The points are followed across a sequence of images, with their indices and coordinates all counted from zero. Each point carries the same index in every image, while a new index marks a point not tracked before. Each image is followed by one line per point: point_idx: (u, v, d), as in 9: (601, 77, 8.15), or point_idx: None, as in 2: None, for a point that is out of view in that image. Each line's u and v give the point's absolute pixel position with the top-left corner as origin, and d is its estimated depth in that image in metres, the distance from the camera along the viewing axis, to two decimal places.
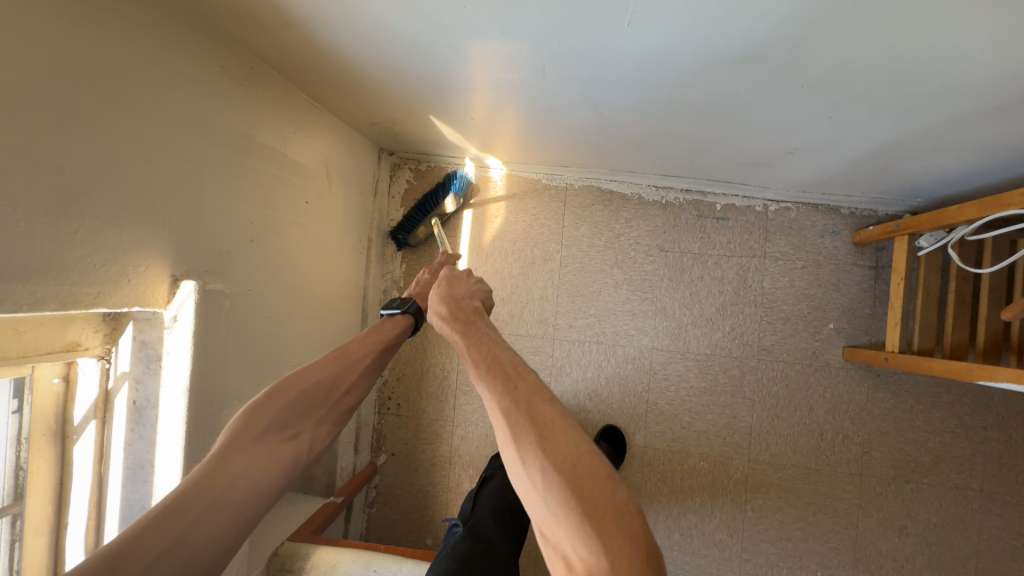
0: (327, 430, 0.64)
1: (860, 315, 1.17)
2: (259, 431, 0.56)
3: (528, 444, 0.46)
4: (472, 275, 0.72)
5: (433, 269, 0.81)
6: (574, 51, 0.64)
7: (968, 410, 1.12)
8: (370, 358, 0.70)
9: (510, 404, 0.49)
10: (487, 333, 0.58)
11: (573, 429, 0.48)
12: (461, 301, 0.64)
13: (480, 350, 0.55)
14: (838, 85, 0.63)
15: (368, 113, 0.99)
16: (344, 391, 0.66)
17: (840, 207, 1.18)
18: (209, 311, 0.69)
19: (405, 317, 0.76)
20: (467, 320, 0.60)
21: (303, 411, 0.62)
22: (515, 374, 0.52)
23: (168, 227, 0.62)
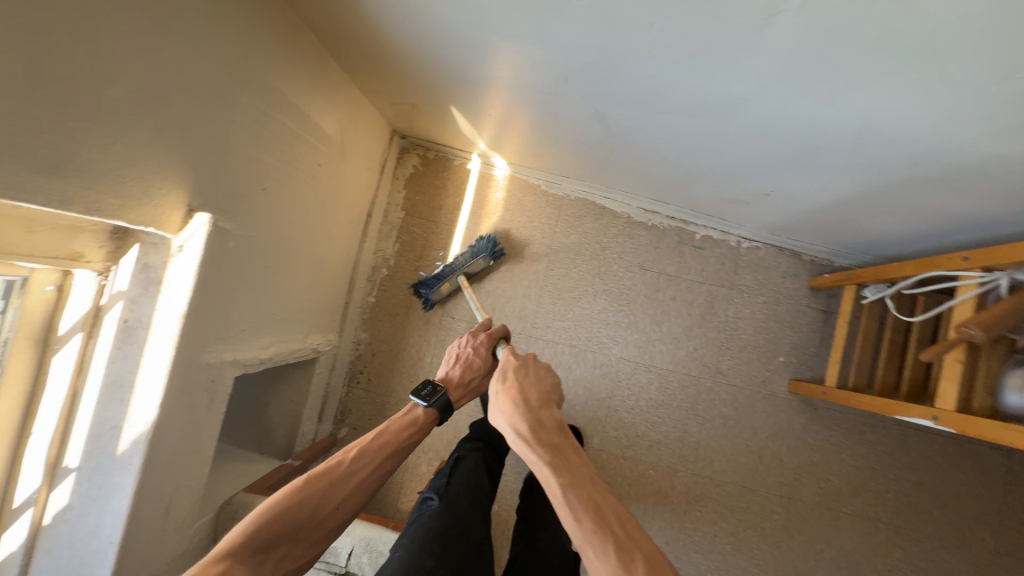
0: (300, 553, 0.65)
1: (807, 353, 1.29)
2: (246, 548, 0.59)
3: (619, 573, 0.51)
4: (539, 368, 0.77)
5: (473, 344, 0.91)
6: (595, 67, 0.72)
7: (887, 451, 1.25)
8: (371, 466, 0.72)
9: (624, 570, 0.51)
10: (579, 466, 0.62)
11: (658, 559, 0.53)
12: (540, 418, 0.68)
13: (580, 490, 0.58)
14: (812, 138, 0.74)
15: (392, 93, 1.04)
16: (333, 505, 0.67)
17: (803, 253, 1.31)
18: (215, 247, 0.71)
19: (423, 413, 0.81)
20: (554, 445, 0.64)
21: (285, 535, 0.63)
22: (617, 524, 0.55)
23: (193, 158, 0.65)
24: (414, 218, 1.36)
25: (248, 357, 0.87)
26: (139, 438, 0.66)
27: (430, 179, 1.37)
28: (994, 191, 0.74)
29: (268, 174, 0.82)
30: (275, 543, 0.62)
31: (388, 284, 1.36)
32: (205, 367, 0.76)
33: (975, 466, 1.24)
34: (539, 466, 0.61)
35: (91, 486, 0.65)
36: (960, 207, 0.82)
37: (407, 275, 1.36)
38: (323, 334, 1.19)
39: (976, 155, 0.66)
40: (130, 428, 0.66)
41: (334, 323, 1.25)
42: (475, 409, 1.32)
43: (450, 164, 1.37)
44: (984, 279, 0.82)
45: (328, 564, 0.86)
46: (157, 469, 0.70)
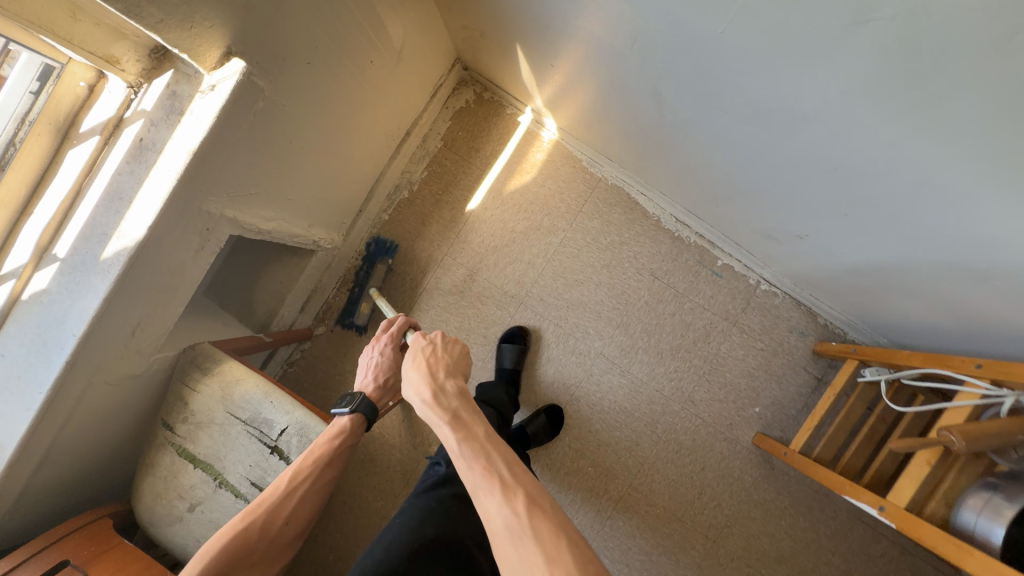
0: (268, 560, 0.79)
1: (784, 413, 1.25)
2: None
3: (501, 504, 0.59)
4: (449, 345, 0.85)
5: (380, 347, 1.00)
6: (665, 41, 0.68)
7: (828, 533, 1.22)
8: (311, 480, 0.84)
9: (507, 504, 0.59)
10: (474, 425, 0.69)
11: (541, 493, 0.61)
12: (443, 386, 0.76)
13: (472, 444, 0.66)
14: (862, 185, 0.69)
15: (466, 14, 1.01)
16: (281, 521, 0.80)
17: (818, 315, 1.25)
18: (243, 98, 0.71)
19: (344, 421, 0.90)
20: (453, 407, 0.72)
21: (240, 559, 0.75)
22: (501, 460, 0.64)
23: (244, 2, 0.65)
24: (449, 152, 1.35)
25: (247, 221, 0.90)
26: (122, 251, 0.69)
27: (477, 119, 1.35)
28: None
29: (315, 50, 0.81)
30: (232, 572, 0.74)
31: (405, 208, 1.37)
32: (202, 211, 0.79)
33: None
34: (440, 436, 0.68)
35: (70, 280, 0.69)
36: (994, 312, 0.76)
37: (424, 205, 1.36)
38: (328, 231, 1.22)
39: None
40: (118, 240, 0.69)
41: (341, 225, 1.27)
42: None
43: (501, 111, 1.34)
44: (988, 391, 0.77)
45: (260, 433, 0.90)
46: (133, 289, 0.74)
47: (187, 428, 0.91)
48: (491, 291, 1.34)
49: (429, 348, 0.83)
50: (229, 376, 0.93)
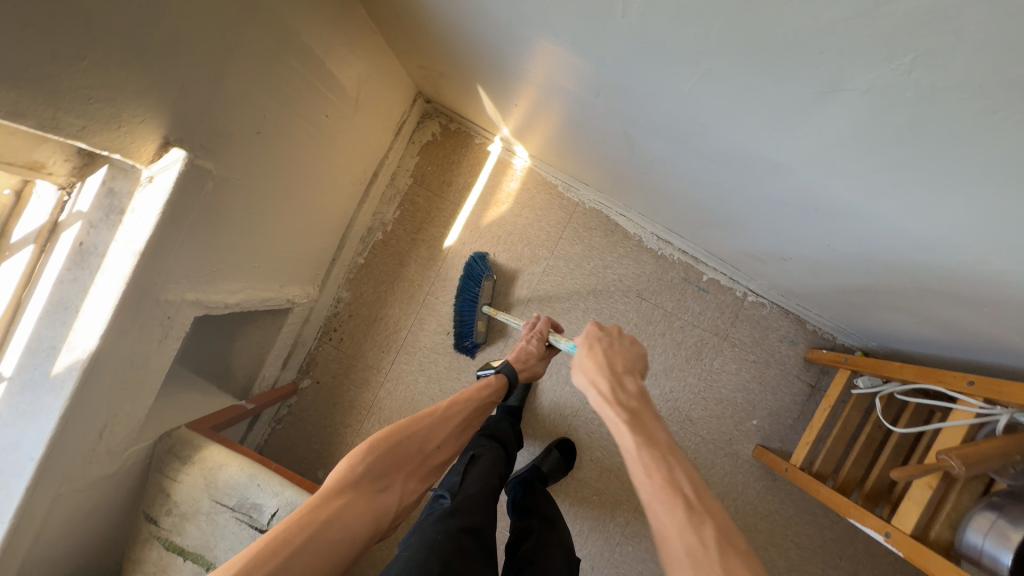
0: (413, 485, 0.72)
1: (782, 423, 1.25)
2: (361, 477, 0.66)
3: (687, 530, 0.52)
4: (624, 341, 0.84)
5: (528, 333, 0.99)
6: (631, 91, 0.64)
7: (834, 537, 1.23)
8: (461, 416, 0.82)
9: (693, 532, 0.51)
10: (646, 407, 0.69)
11: (730, 527, 0.53)
12: (625, 370, 0.76)
13: (641, 423, 0.65)
14: (842, 223, 0.67)
15: (422, 55, 0.97)
16: (433, 445, 0.76)
17: (807, 322, 1.25)
18: (189, 186, 0.66)
19: (495, 377, 0.91)
20: (618, 384, 0.73)
21: (397, 465, 0.70)
22: (667, 439, 0.62)
23: (177, 90, 0.60)
24: (421, 188, 1.31)
25: (212, 300, 0.85)
26: (74, 364, 0.64)
27: (446, 152, 1.31)
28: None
29: (264, 118, 0.77)
30: (389, 473, 0.69)
31: (381, 249, 1.32)
32: (161, 304, 0.74)
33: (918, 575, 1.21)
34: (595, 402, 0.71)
35: (20, 400, 0.64)
36: (981, 330, 0.76)
37: (400, 245, 1.32)
38: (302, 286, 1.17)
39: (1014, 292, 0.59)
40: (68, 353, 0.64)
41: (316, 277, 1.22)
42: (439, 394, 1.31)
43: (470, 142, 1.30)
44: (983, 409, 0.76)
45: (250, 518, 0.87)
46: (94, 397, 0.69)
47: (171, 520, 0.87)
48: None
49: (600, 340, 0.83)
50: (212, 462, 0.90)
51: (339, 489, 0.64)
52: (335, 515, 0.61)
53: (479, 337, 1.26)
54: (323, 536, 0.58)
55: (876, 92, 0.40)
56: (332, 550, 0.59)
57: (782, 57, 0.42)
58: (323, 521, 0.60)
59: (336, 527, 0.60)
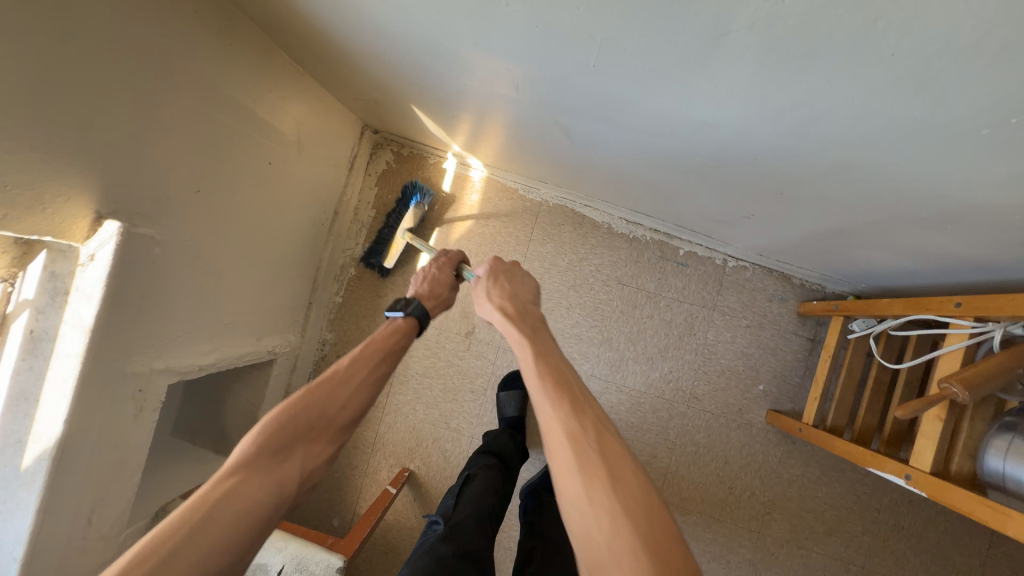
0: (320, 449, 0.66)
1: (789, 383, 1.22)
2: (258, 455, 0.60)
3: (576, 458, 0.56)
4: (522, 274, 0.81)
5: (437, 265, 0.87)
6: (547, 82, 0.64)
7: (867, 490, 1.18)
8: (367, 370, 0.72)
9: (579, 453, 0.56)
10: (550, 350, 0.67)
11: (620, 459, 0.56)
12: (526, 308, 0.74)
13: (550, 372, 0.63)
14: (785, 169, 0.66)
15: (354, 88, 0.98)
16: (339, 406, 0.68)
17: (793, 277, 1.22)
18: (132, 255, 0.67)
19: (405, 322, 0.79)
20: (533, 329, 0.70)
21: (296, 438, 0.64)
22: (579, 393, 0.62)
23: (100, 164, 0.60)
24: (385, 217, 1.31)
25: (184, 365, 0.84)
26: (43, 455, 0.63)
27: (403, 177, 1.31)
28: (997, 239, 0.65)
29: (203, 176, 0.77)
30: (290, 446, 0.63)
31: (356, 284, 1.32)
32: (129, 378, 0.73)
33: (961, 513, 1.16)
34: (513, 334, 0.69)
35: None
36: (956, 250, 0.74)
37: (375, 276, 1.32)
38: (281, 335, 1.16)
39: (969, 204, 0.58)
40: (35, 444, 0.63)
41: (295, 324, 1.21)
42: (439, 418, 1.29)
43: (425, 163, 1.31)
44: (976, 329, 0.74)
45: None
46: (72, 484, 0.68)
47: None
48: (466, 343, 1.30)
49: (503, 274, 0.79)
50: None
51: (225, 474, 0.57)
52: (220, 498, 0.55)
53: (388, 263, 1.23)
54: (216, 527, 0.53)
55: (761, 26, 0.39)
56: (236, 522, 0.54)
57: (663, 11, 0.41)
58: (221, 502, 0.54)
59: (231, 512, 0.54)
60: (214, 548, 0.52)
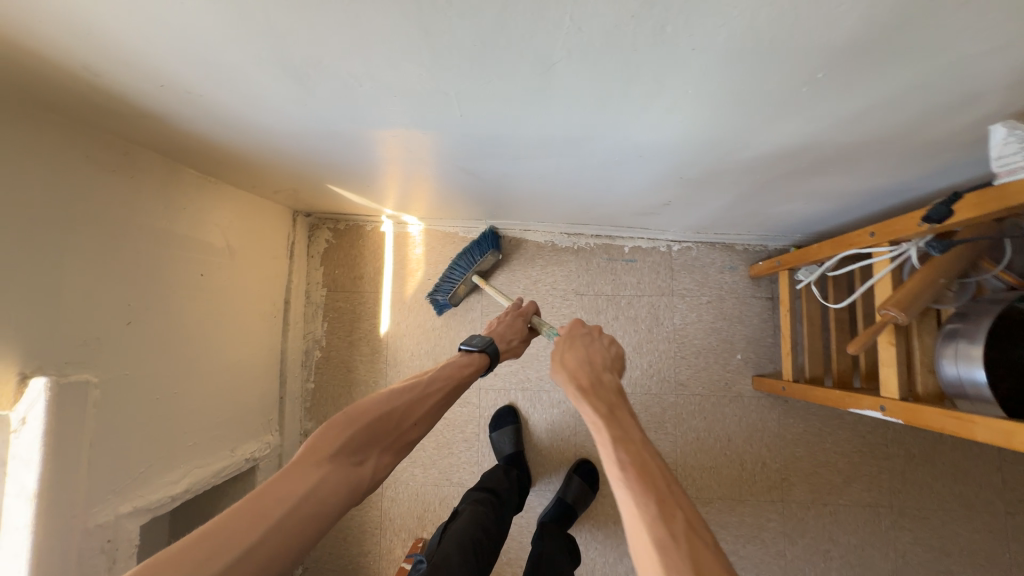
0: (389, 459, 0.63)
1: (763, 345, 1.24)
2: (344, 449, 0.58)
3: (654, 526, 0.46)
4: (604, 338, 0.74)
5: (510, 314, 0.91)
6: (432, 137, 0.67)
7: (869, 428, 1.19)
8: (441, 393, 0.72)
9: (665, 524, 0.46)
10: (631, 431, 0.57)
11: (699, 526, 0.46)
12: (600, 378, 0.65)
13: (629, 454, 0.53)
14: (668, 157, 0.70)
15: (272, 184, 1.00)
16: (413, 420, 0.67)
17: (735, 245, 1.27)
18: (69, 407, 0.66)
19: (478, 356, 0.82)
20: (609, 405, 0.61)
21: (375, 439, 0.62)
22: (667, 488, 0.50)
23: (16, 327, 0.60)
24: (338, 293, 1.32)
25: (154, 500, 0.82)
26: None
27: (346, 251, 1.33)
28: (879, 169, 0.70)
29: (132, 307, 0.77)
30: (368, 447, 0.61)
31: (325, 366, 1.31)
32: (93, 530, 0.71)
33: None
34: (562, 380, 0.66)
35: None
36: (852, 187, 0.78)
37: (341, 353, 1.31)
38: (258, 439, 1.13)
39: (834, 148, 0.62)
40: None
41: (270, 423, 1.19)
42: (440, 477, 1.26)
43: (363, 232, 1.33)
44: (894, 252, 0.78)
45: None
46: None
47: None
48: None
49: (581, 336, 0.73)
50: None
51: (315, 459, 0.56)
52: (310, 490, 0.53)
53: (456, 298, 1.26)
54: (294, 524, 0.50)
55: (576, 54, 0.43)
56: (296, 540, 0.50)
57: (495, 58, 0.44)
58: (299, 496, 0.52)
59: (311, 505, 0.52)
60: (292, 545, 0.50)
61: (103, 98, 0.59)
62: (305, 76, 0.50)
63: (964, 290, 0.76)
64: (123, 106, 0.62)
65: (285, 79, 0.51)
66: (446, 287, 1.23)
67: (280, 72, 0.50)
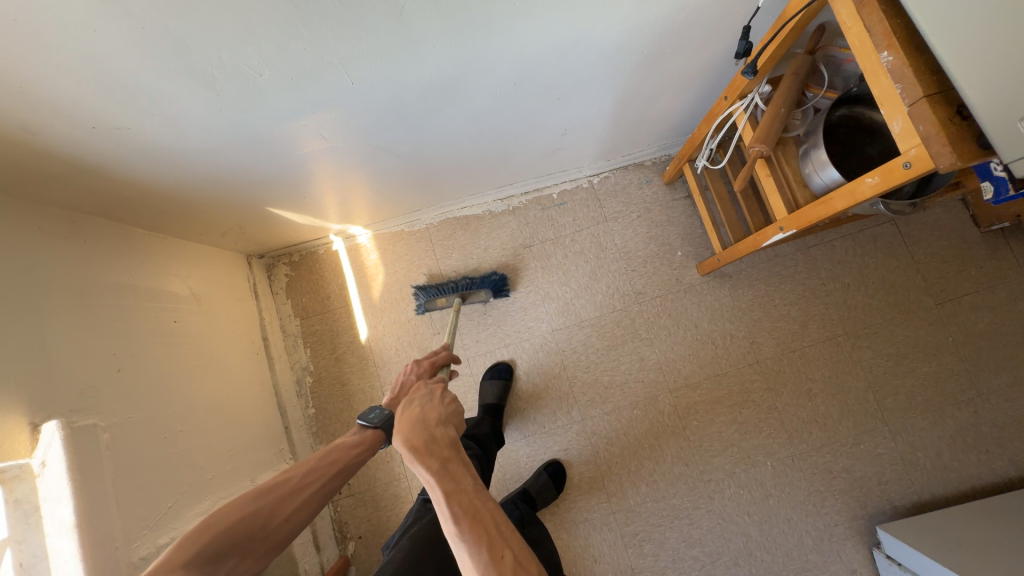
0: (252, 562, 0.68)
1: (697, 237, 1.38)
2: (197, 556, 0.62)
3: (489, 566, 0.54)
4: (443, 394, 0.80)
5: (418, 371, 0.93)
6: (338, 117, 0.78)
7: (805, 275, 1.34)
8: (319, 484, 0.77)
9: (495, 568, 0.54)
10: (462, 483, 0.63)
11: (526, 555, 0.56)
12: (434, 435, 0.69)
13: (464, 518, 0.58)
14: (536, 76, 0.83)
15: (216, 225, 1.08)
16: (281, 519, 0.71)
17: (644, 162, 1.42)
18: (83, 446, 0.70)
19: (371, 433, 0.85)
20: (442, 460, 0.65)
21: (239, 541, 0.67)
22: (496, 531, 0.57)
23: (18, 382, 0.65)
24: (311, 318, 1.39)
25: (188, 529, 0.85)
26: None
27: (306, 278, 1.40)
28: (701, 38, 0.86)
29: (118, 355, 0.83)
30: (225, 553, 0.66)
31: (319, 388, 1.36)
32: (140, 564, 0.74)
33: (877, 246, 1.34)
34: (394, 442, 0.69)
35: None
36: (696, 62, 0.94)
37: (330, 371, 1.36)
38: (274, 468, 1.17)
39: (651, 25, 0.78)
40: None
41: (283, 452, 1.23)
42: None
43: (317, 256, 1.41)
44: (744, 105, 0.92)
45: None
46: None
47: None
48: None
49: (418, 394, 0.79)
50: None
51: (164, 572, 0.60)
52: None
53: (432, 306, 1.31)
54: None
55: None
56: None
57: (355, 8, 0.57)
58: None
59: None
60: None
61: (42, 160, 0.68)
62: (209, 76, 0.61)
63: (805, 114, 0.93)
64: (62, 167, 0.70)
65: (192, 85, 0.61)
66: (432, 291, 1.31)
67: (188, 78, 0.60)
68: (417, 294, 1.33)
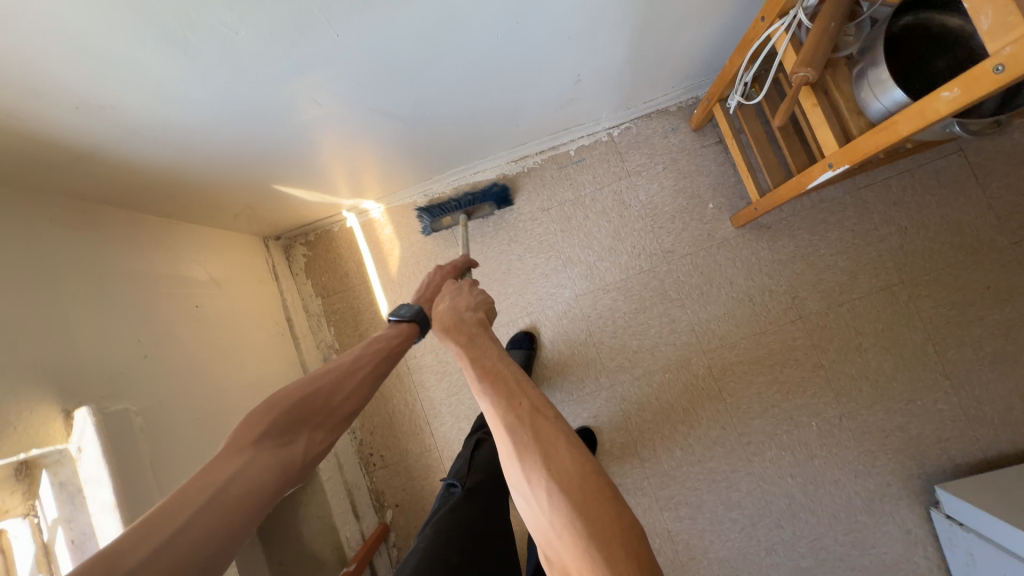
0: (323, 436, 0.63)
1: (730, 186, 1.26)
2: (265, 435, 0.59)
3: (519, 434, 0.50)
4: (472, 288, 0.76)
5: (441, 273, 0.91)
6: (328, 78, 0.72)
7: (855, 220, 1.21)
8: (372, 364, 0.71)
9: (525, 436, 0.50)
10: (489, 353, 0.60)
11: (562, 427, 0.51)
12: (461, 318, 0.67)
13: (494, 382, 0.55)
14: (541, 9, 0.74)
15: (226, 207, 1.07)
16: (340, 398, 0.66)
17: (669, 107, 1.30)
18: (115, 430, 0.72)
19: (405, 326, 0.79)
20: (469, 339, 0.63)
21: (303, 416, 0.63)
22: (528, 403, 0.53)
23: (46, 372, 0.67)
24: (332, 297, 1.39)
25: None
26: None
27: (324, 257, 1.39)
28: None
29: (143, 340, 0.84)
30: (294, 428, 0.61)
31: None
32: None
33: (940, 182, 1.19)
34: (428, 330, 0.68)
35: None
36: None
37: (355, 348, 1.37)
38: None
39: None
40: None
41: None
42: None
43: (332, 234, 1.39)
44: (785, 24, 0.80)
45: None
46: None
47: None
48: None
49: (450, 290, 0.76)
50: None
51: (234, 451, 0.56)
52: (237, 473, 0.54)
53: (440, 225, 1.28)
54: (227, 502, 0.52)
55: None
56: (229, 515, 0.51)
57: None
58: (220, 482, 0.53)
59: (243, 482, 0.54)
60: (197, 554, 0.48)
61: (37, 147, 0.66)
62: (182, 36, 0.56)
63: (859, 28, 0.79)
64: (58, 151, 0.69)
65: (166, 48, 0.57)
66: (436, 211, 1.26)
67: (160, 39, 0.55)
68: (422, 214, 1.29)
